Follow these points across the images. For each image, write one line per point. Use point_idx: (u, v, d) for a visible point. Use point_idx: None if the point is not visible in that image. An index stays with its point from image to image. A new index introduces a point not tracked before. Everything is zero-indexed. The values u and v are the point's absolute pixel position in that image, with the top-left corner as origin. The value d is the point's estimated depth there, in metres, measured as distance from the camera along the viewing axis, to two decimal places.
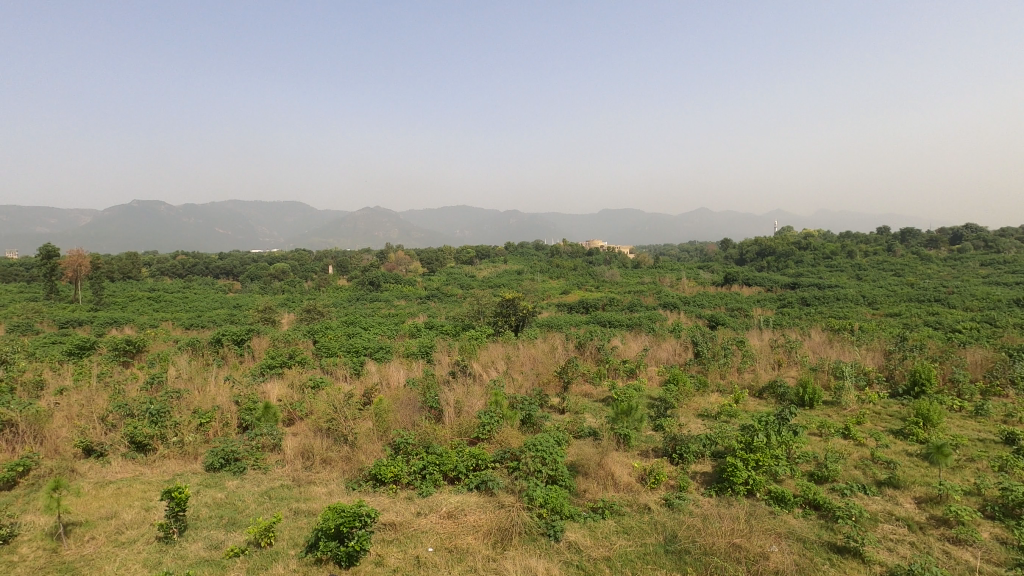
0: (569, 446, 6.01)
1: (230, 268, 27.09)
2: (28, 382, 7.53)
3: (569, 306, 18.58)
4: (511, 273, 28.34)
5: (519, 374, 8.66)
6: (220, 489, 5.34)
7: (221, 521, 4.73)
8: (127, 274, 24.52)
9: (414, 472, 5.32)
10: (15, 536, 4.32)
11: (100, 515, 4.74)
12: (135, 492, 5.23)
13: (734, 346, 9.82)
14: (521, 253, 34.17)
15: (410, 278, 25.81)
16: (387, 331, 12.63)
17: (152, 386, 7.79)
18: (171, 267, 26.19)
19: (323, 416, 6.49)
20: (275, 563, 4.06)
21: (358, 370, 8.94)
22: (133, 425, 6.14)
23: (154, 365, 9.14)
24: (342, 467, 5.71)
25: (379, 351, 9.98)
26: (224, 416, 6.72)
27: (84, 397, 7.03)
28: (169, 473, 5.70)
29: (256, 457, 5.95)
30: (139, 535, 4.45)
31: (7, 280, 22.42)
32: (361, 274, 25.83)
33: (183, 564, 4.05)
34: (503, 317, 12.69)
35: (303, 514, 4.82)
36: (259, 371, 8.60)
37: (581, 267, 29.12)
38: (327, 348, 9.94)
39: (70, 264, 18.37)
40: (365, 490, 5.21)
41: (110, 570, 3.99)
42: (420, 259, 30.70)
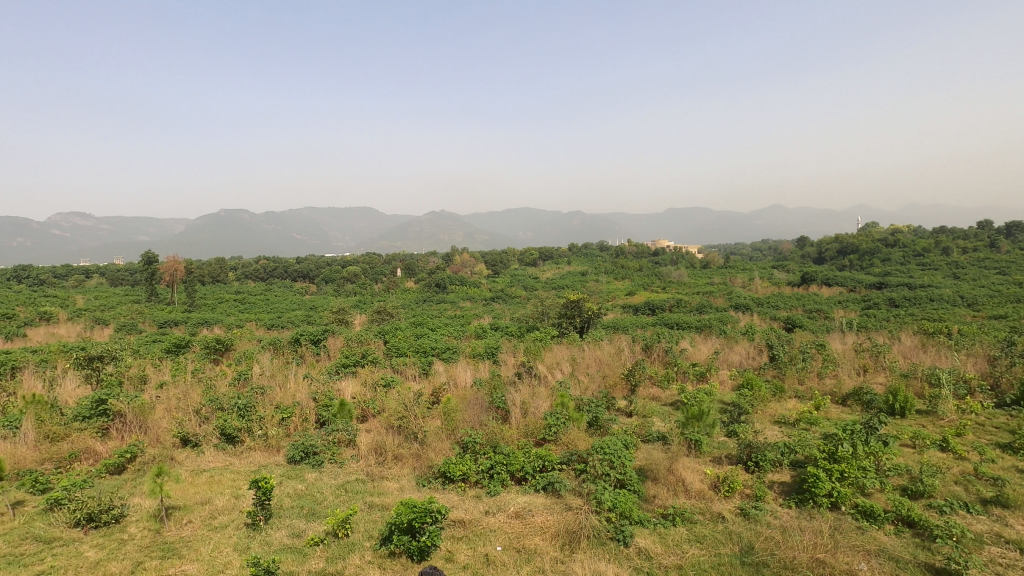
0: (637, 450, 5.90)
1: (308, 271, 28.58)
2: (134, 377, 8.28)
3: (634, 307, 18.23)
4: (574, 274, 28.16)
5: (585, 376, 8.59)
6: (300, 481, 5.64)
7: (302, 511, 4.99)
8: (216, 278, 26.44)
9: (482, 471, 5.40)
10: (125, 516, 4.77)
11: (196, 501, 5.14)
12: (226, 481, 5.62)
13: (815, 350, 9.26)
14: (585, 253, 33.91)
15: (475, 280, 26.22)
16: (453, 333, 12.89)
17: (239, 382, 8.33)
18: (255, 270, 27.96)
19: (394, 414, 6.70)
20: (351, 553, 4.23)
21: (426, 369, 9.18)
22: (223, 418, 6.61)
23: (241, 362, 9.79)
24: (413, 464, 5.89)
25: (446, 351, 10.20)
26: (304, 411, 7.09)
27: (181, 391, 7.62)
28: (255, 464, 6.09)
29: (333, 451, 6.24)
30: (230, 521, 4.78)
31: (116, 283, 24.82)
32: (428, 277, 26.50)
33: (269, 550, 4.31)
34: (568, 318, 12.60)
35: (377, 508, 5.00)
36: (334, 369, 9.00)
37: (646, 267, 28.51)
38: (397, 348, 10.27)
39: (168, 269, 20.07)
40: (435, 487, 5.34)
41: (205, 551, 4.31)
42: (485, 261, 31.09)
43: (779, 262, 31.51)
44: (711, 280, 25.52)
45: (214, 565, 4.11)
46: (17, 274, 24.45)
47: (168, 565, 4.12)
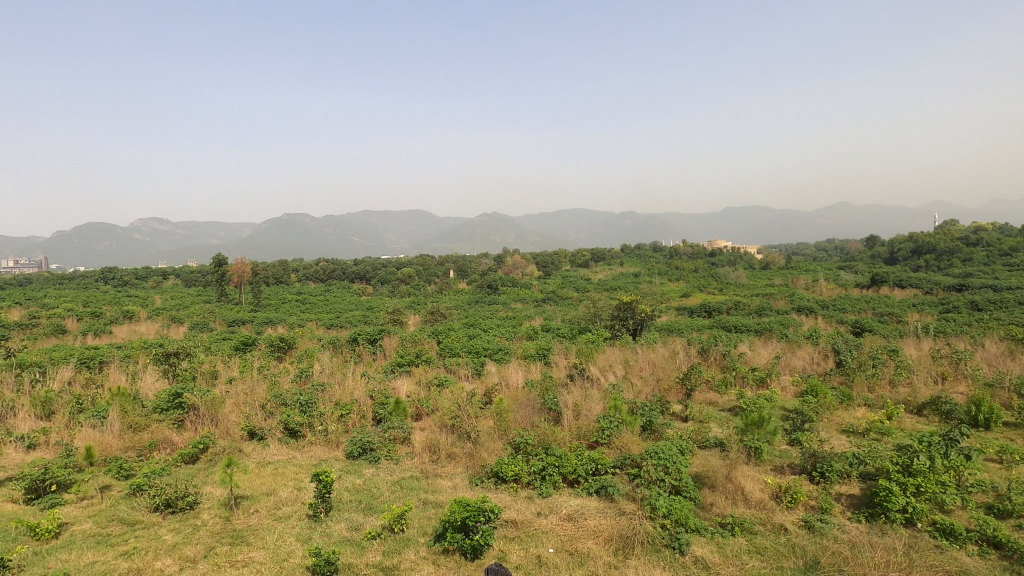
0: (693, 456, 5.74)
1: (364, 272, 29.45)
2: (206, 372, 8.79)
3: (689, 309, 17.75)
4: (627, 275, 27.71)
5: (638, 379, 8.44)
6: (358, 476, 5.82)
7: (359, 505, 5.15)
8: (279, 279, 27.71)
9: (534, 472, 5.41)
10: (199, 504, 5.07)
11: (262, 491, 5.40)
12: (289, 473, 5.88)
13: (886, 355, 8.73)
14: (638, 254, 33.33)
15: (526, 281, 26.25)
16: (505, 333, 12.96)
17: (300, 379, 8.69)
18: (315, 272, 29.09)
19: (448, 413, 6.80)
20: (406, 548, 4.33)
21: (478, 370, 9.28)
22: (287, 414, 6.92)
23: (303, 360, 10.22)
24: (465, 463, 5.97)
25: (498, 352, 10.27)
26: (361, 409, 7.32)
27: (248, 387, 8.04)
28: (316, 458, 6.34)
29: (389, 448, 6.41)
30: (293, 512, 5.00)
31: (190, 284, 26.46)
32: (480, 278, 26.76)
33: (329, 542, 4.47)
34: (621, 320, 12.40)
35: (431, 505, 5.09)
36: (390, 368, 9.25)
37: (702, 268, 27.70)
38: (450, 349, 10.42)
39: (236, 271, 21.20)
40: (488, 487, 5.39)
41: (271, 540, 4.52)
42: (536, 262, 31.07)
43: (846, 263, 29.89)
44: (771, 281, 24.52)
45: (279, 554, 4.30)
46: (104, 275, 26.46)
47: (236, 551, 4.34)
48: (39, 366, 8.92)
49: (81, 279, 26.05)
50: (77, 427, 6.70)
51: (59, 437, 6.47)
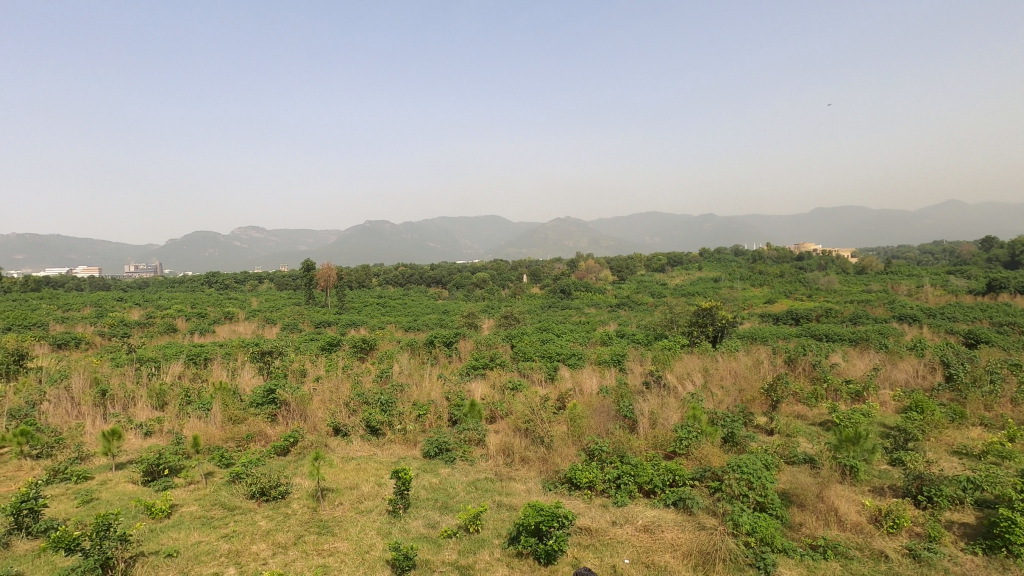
0: (780, 472, 5.42)
1: (441, 276, 30.28)
2: (296, 370, 9.38)
3: (774, 316, 16.81)
4: (706, 280, 26.71)
5: (718, 389, 8.09)
6: (435, 474, 5.98)
7: (436, 503, 5.28)
8: (362, 283, 29.10)
9: (609, 480, 5.32)
10: (289, 493, 5.41)
11: (347, 485, 5.68)
12: (370, 469, 6.14)
13: (1007, 370, 7.83)
14: (718, 258, 31.98)
15: (600, 286, 25.93)
16: (578, 338, 12.87)
17: (381, 379, 9.06)
18: (394, 276, 30.30)
19: (522, 417, 6.84)
20: (481, 549, 4.40)
21: (552, 374, 9.26)
22: (369, 412, 7.24)
23: (383, 360, 10.67)
24: (539, 467, 5.98)
25: (572, 357, 10.20)
26: (437, 410, 7.51)
27: (334, 385, 8.50)
28: (395, 455, 6.58)
29: (464, 449, 6.54)
30: (374, 506, 5.21)
31: (282, 288, 28.40)
32: (553, 283, 26.73)
33: (408, 537, 4.62)
34: (700, 327, 11.87)
35: (505, 508, 5.14)
36: (465, 371, 9.45)
37: (789, 273, 26.16)
38: (523, 353, 10.48)
39: (323, 276, 22.48)
40: (562, 492, 5.37)
41: (354, 531, 4.74)
42: (610, 267, 30.60)
43: (958, 266, 27.15)
44: (868, 287, 22.72)
45: (361, 546, 4.49)
46: (209, 279, 28.95)
47: (322, 541, 4.58)
48: (155, 361, 9.90)
49: (190, 282, 28.66)
50: (186, 417, 7.36)
51: (171, 426, 7.14)
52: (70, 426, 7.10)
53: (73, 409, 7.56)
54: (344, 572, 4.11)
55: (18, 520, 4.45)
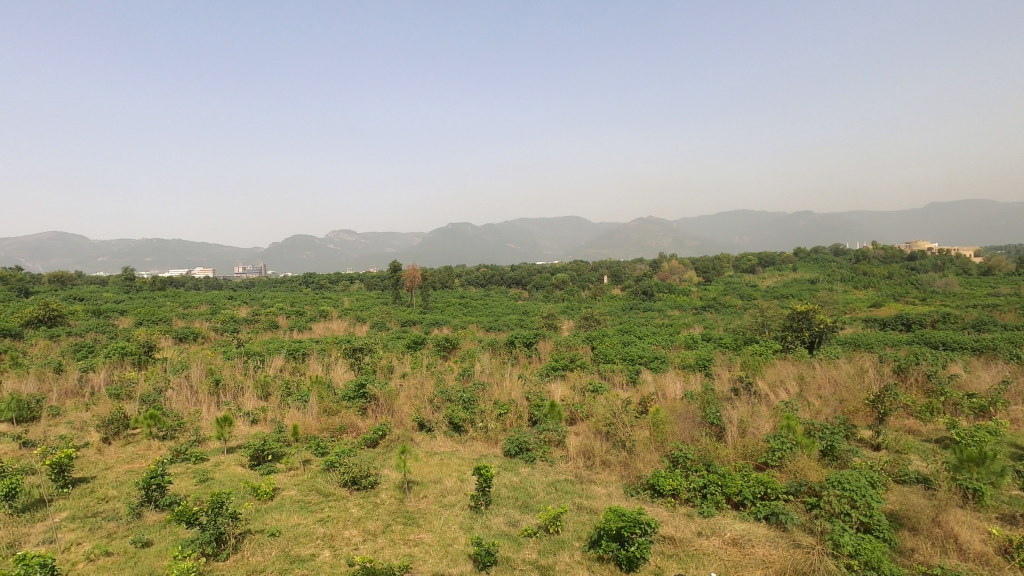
0: (887, 491, 4.98)
1: (521, 277, 30.55)
2: (384, 367, 9.85)
3: (881, 321, 15.43)
4: (802, 282, 25.05)
5: (816, 399, 7.55)
6: (516, 473, 6.05)
7: (517, 502, 5.34)
8: (445, 283, 30.02)
9: (694, 489, 5.13)
10: (378, 484, 5.69)
11: (431, 479, 5.88)
12: (453, 464, 6.32)
13: None
14: (815, 258, 29.91)
15: (684, 287, 25.06)
16: (661, 341, 12.50)
17: (463, 377, 9.30)
18: (476, 277, 30.97)
19: (602, 420, 6.75)
20: (561, 550, 4.39)
21: (633, 378, 9.07)
22: (451, 409, 7.45)
23: (465, 359, 10.94)
24: (620, 472, 5.89)
25: (654, 360, 9.93)
26: (518, 409, 7.59)
27: (419, 382, 8.83)
28: (477, 453, 6.73)
29: (544, 449, 6.56)
30: (457, 501, 5.36)
31: (371, 288, 29.91)
32: (635, 284, 26.13)
33: (489, 533, 4.71)
34: (794, 332, 11.15)
35: (586, 511, 5.10)
36: (545, 372, 9.48)
37: (898, 274, 23.89)
38: (604, 355, 10.33)
39: (409, 276, 23.43)
40: (644, 499, 5.25)
41: (438, 524, 4.90)
42: (696, 268, 29.45)
43: None
44: (995, 290, 20.29)
45: (445, 539, 4.63)
46: (306, 279, 31.02)
47: (409, 531, 4.77)
48: (261, 355, 10.77)
49: (290, 282, 30.84)
50: (287, 408, 7.94)
51: (274, 415, 7.74)
52: (190, 412, 7.88)
53: (192, 396, 8.38)
54: (428, 563, 4.25)
55: (148, 494, 5.01)
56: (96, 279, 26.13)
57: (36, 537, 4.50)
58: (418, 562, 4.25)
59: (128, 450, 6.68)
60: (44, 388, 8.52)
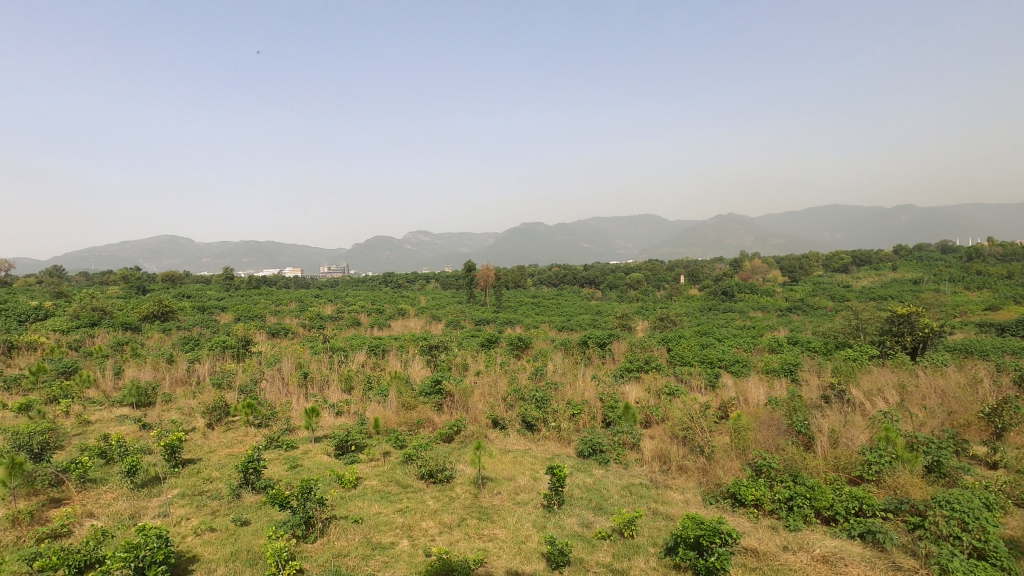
0: (1006, 515, 4.47)
1: (594, 276, 30.19)
2: (459, 364, 10.09)
3: (998, 325, 13.88)
4: (903, 282, 23.01)
5: (919, 410, 6.91)
6: (589, 474, 6.01)
7: (590, 503, 5.30)
8: (518, 283, 30.25)
9: (779, 501, 4.87)
10: (454, 479, 5.84)
11: (505, 476, 5.95)
12: (527, 462, 6.37)
13: None
14: (919, 257, 27.41)
15: (768, 288, 23.77)
16: (743, 344, 11.93)
17: (535, 376, 9.34)
18: (549, 277, 30.98)
19: (679, 424, 6.55)
20: (636, 555, 4.31)
21: (712, 381, 8.73)
22: (525, 408, 7.51)
23: (539, 359, 10.98)
24: (698, 479, 5.70)
25: (735, 363, 9.49)
26: (591, 410, 7.52)
27: (492, 380, 8.97)
28: (550, 452, 6.74)
29: (618, 451, 6.46)
30: (531, 499, 5.39)
31: (446, 287, 30.67)
32: (714, 284, 25.12)
33: (563, 533, 4.70)
34: (894, 337, 10.28)
35: (662, 516, 4.98)
36: (619, 373, 9.32)
37: (1019, 274, 21.41)
38: (680, 357, 10.01)
39: (483, 276, 23.81)
40: (724, 508, 5.05)
41: (512, 521, 4.95)
42: (781, 267, 27.86)
43: None
44: None
45: (518, 536, 4.67)
46: (385, 278, 32.30)
47: (483, 526, 4.86)
48: (344, 350, 11.35)
49: (370, 281, 32.25)
50: (368, 401, 8.33)
51: (357, 408, 8.14)
52: (282, 402, 8.44)
53: (283, 387, 8.98)
54: (502, 558, 4.31)
55: (246, 477, 5.44)
56: (200, 279, 28.56)
57: (152, 510, 5.01)
58: (492, 557, 4.32)
59: (229, 435, 7.27)
60: (159, 376, 9.44)
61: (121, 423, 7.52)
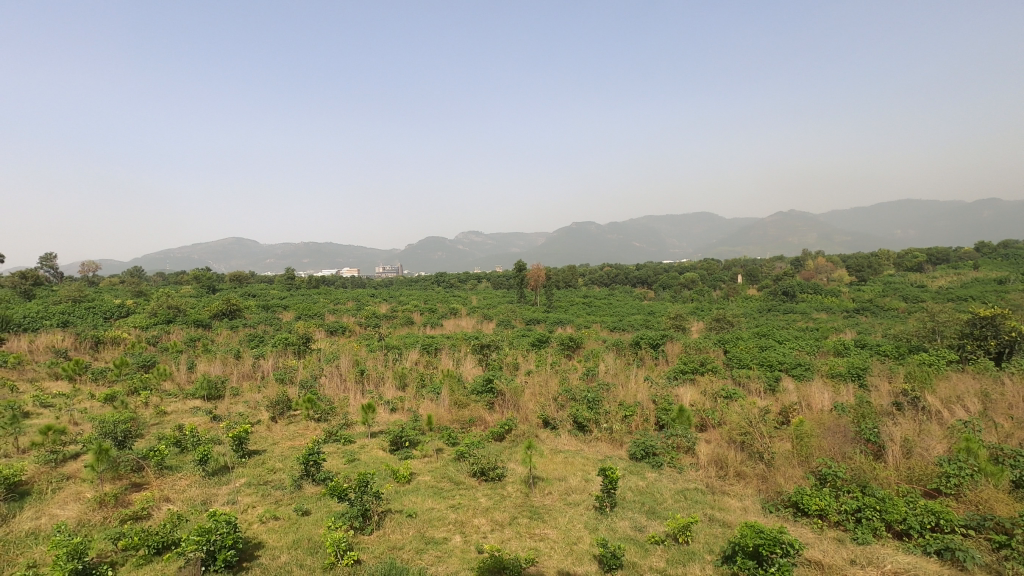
0: None
1: (647, 276, 29.62)
2: (510, 364, 10.15)
3: None
4: (986, 282, 21.36)
5: (1005, 420, 6.39)
6: (642, 477, 5.90)
7: (643, 507, 5.20)
8: (569, 283, 30.08)
9: (846, 512, 4.63)
10: (505, 477, 5.88)
11: (556, 476, 5.94)
12: (578, 463, 6.33)
13: None
14: (1005, 255, 25.36)
15: (834, 288, 22.61)
16: (805, 346, 11.41)
17: (587, 376, 9.28)
18: (600, 277, 30.65)
19: (737, 428, 6.33)
20: (691, 561, 4.20)
21: (773, 385, 8.40)
22: (576, 408, 7.46)
23: (590, 359, 10.88)
24: (758, 486, 5.51)
25: (797, 367, 9.09)
26: (644, 412, 7.39)
27: (543, 380, 8.97)
28: (601, 453, 6.67)
29: (672, 455, 6.32)
30: (582, 500, 5.36)
31: (497, 287, 30.91)
32: (774, 284, 24.12)
33: (615, 536, 4.65)
34: (976, 341, 9.54)
35: (718, 523, 4.84)
36: (673, 375, 9.11)
37: None
38: (738, 360, 9.67)
39: (533, 276, 23.83)
40: (785, 517, 4.86)
41: (563, 521, 4.93)
42: (847, 265, 26.46)
43: None
44: None
45: (569, 536, 4.66)
46: (437, 278, 32.86)
47: (534, 525, 4.86)
48: (399, 348, 11.64)
49: (423, 281, 32.90)
50: (422, 399, 8.51)
51: (411, 405, 8.32)
52: (340, 398, 8.74)
53: (341, 383, 9.30)
54: (553, 559, 4.30)
55: (307, 469, 5.67)
56: (264, 279, 29.98)
57: (221, 498, 5.30)
58: (543, 557, 4.32)
59: (291, 428, 7.60)
60: (228, 370, 9.98)
61: (193, 414, 8.00)
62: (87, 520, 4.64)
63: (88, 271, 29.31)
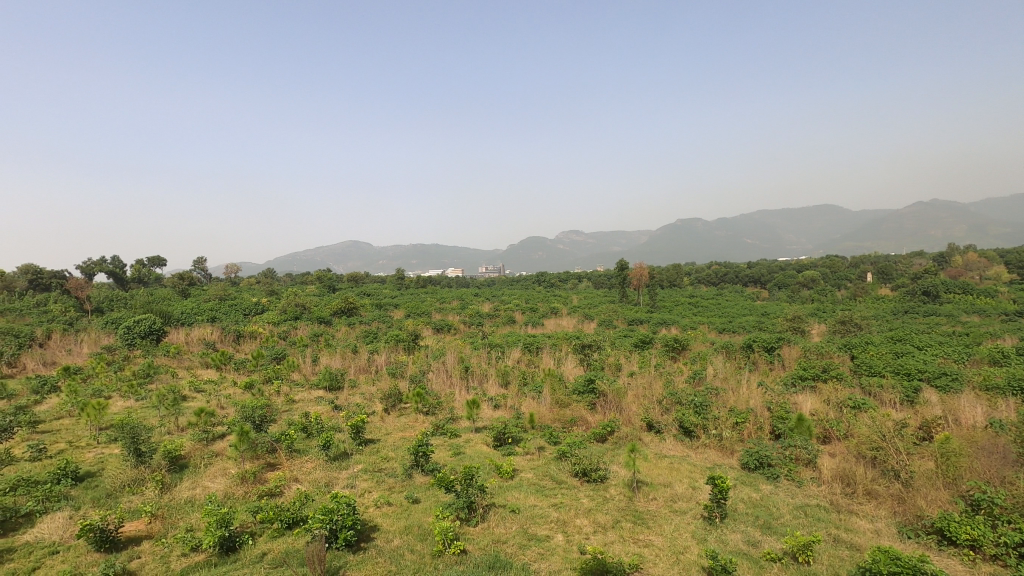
0: None
1: (761, 274, 27.71)
2: (612, 365, 9.98)
3: None
4: None
5: None
6: (756, 489, 5.55)
7: (757, 520, 4.89)
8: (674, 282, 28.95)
9: (1006, 545, 4.03)
10: (608, 479, 5.79)
11: (661, 482, 5.75)
12: (684, 470, 6.08)
13: None
14: None
15: (988, 287, 19.71)
16: (952, 354, 10.04)
17: (693, 380, 8.88)
18: (708, 276, 29.17)
19: (867, 442, 5.74)
20: None
21: (910, 396, 7.51)
22: (682, 413, 7.18)
23: (697, 361, 10.39)
24: (893, 508, 4.97)
25: (941, 377, 8.04)
26: (757, 419, 6.93)
27: (647, 381, 8.71)
28: (709, 461, 6.36)
29: (790, 467, 5.88)
30: (689, 509, 5.14)
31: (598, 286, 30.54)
32: (911, 284, 21.55)
33: (725, 549, 4.41)
34: None
35: (845, 545, 4.43)
36: (791, 382, 8.45)
37: None
38: (868, 368, 8.75)
39: (636, 275, 23.23)
40: (929, 546, 4.33)
41: (669, 529, 4.77)
42: (1006, 262, 22.94)
43: None
44: None
45: (676, 545, 4.49)
46: (538, 278, 33.13)
47: (638, 531, 4.75)
48: (500, 347, 11.89)
49: (525, 281, 33.36)
50: (524, 397, 8.62)
51: (513, 402, 8.47)
52: (446, 393, 9.12)
53: (447, 378, 9.68)
54: (658, 567, 4.17)
55: (417, 459, 5.98)
56: (377, 279, 32.03)
57: (342, 481, 5.74)
58: (648, 563, 4.21)
59: (401, 420, 8.05)
60: (346, 363, 10.78)
61: (317, 403, 8.75)
62: (232, 493, 5.25)
63: (230, 272, 33.10)
